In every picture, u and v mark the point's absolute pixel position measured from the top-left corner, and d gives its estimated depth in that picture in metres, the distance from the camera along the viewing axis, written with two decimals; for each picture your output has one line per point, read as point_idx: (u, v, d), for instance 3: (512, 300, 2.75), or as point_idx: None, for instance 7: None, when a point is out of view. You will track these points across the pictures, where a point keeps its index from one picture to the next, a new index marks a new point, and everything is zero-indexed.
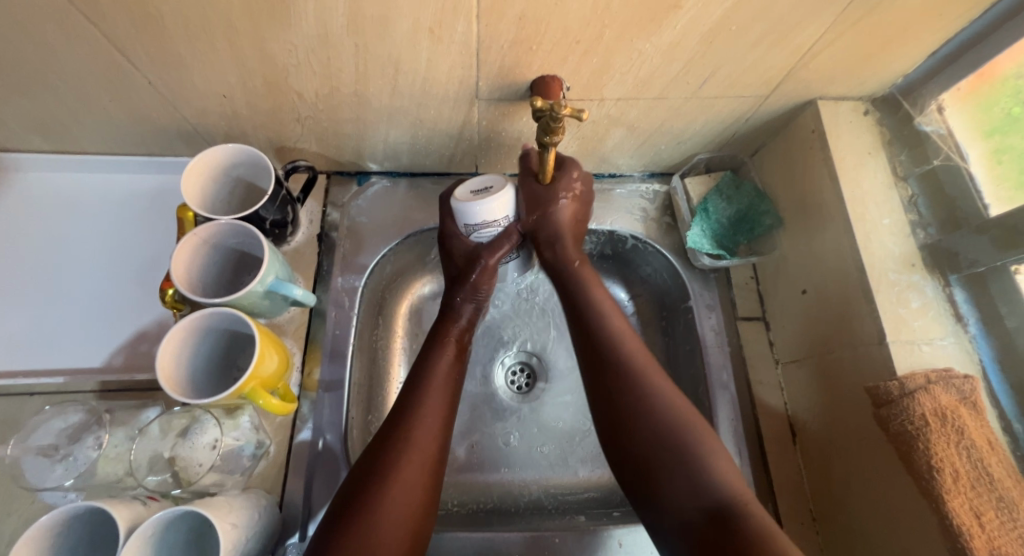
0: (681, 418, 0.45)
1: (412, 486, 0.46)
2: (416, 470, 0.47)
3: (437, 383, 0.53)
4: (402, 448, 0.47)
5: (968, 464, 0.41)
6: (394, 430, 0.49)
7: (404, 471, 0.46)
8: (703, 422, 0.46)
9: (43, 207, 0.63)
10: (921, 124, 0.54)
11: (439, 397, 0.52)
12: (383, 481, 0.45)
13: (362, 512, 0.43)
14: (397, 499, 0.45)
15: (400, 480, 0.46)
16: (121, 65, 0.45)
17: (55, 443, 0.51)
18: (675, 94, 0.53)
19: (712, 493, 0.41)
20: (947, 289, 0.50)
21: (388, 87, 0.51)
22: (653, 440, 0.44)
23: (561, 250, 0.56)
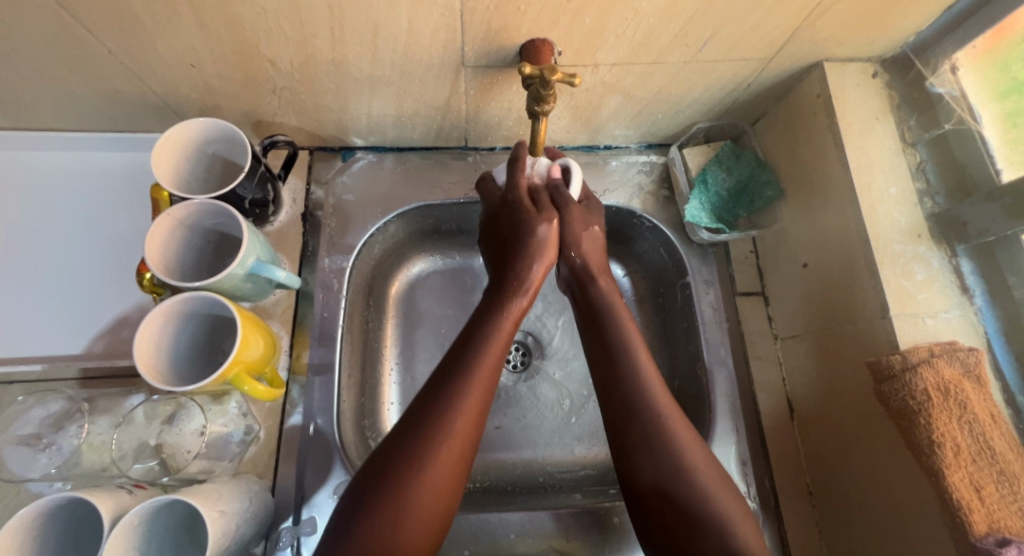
0: (669, 423, 0.46)
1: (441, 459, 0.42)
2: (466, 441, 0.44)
3: (493, 343, 0.48)
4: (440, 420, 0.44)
5: (969, 438, 0.40)
6: (440, 398, 0.45)
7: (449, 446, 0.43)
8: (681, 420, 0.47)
9: (9, 187, 0.60)
10: (933, 86, 0.51)
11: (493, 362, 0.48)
12: (407, 458, 0.41)
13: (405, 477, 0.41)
14: (437, 474, 0.42)
15: (447, 449, 0.43)
16: (77, 33, 0.42)
17: (38, 433, 0.50)
18: (672, 58, 0.50)
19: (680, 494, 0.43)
20: (953, 260, 0.48)
21: (367, 54, 0.47)
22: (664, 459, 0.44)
23: (605, 288, 0.55)
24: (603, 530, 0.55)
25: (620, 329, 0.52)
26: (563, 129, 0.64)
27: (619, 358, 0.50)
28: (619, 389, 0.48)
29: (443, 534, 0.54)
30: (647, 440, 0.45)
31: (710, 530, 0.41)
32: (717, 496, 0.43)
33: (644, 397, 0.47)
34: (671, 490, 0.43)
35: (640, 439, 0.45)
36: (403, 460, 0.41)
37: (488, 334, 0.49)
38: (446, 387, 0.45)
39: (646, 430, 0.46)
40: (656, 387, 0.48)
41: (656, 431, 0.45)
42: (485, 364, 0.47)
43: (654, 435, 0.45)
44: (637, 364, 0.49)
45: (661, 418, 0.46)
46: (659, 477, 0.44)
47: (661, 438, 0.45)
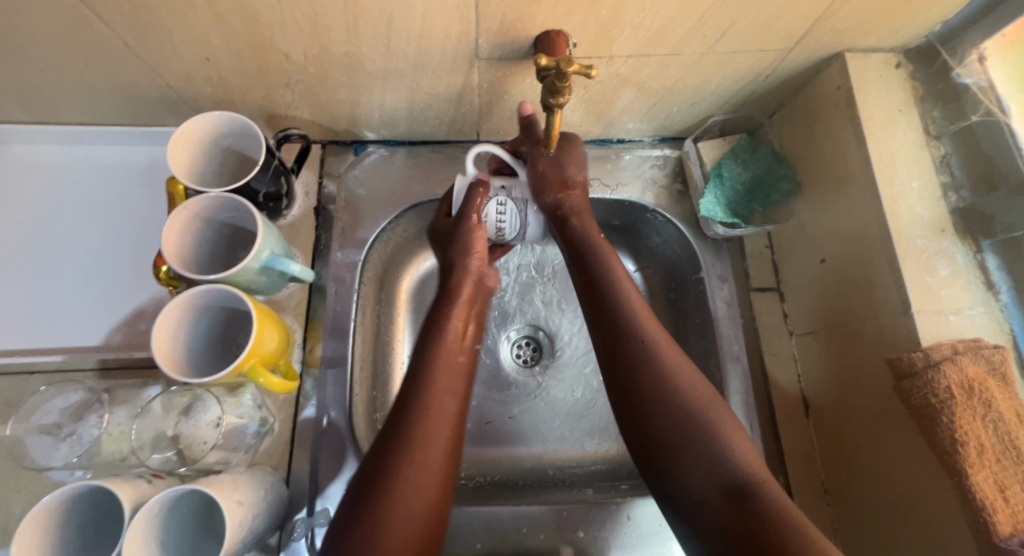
0: (665, 363, 0.46)
1: (419, 490, 0.42)
2: (433, 448, 0.44)
3: (442, 369, 0.48)
4: (405, 450, 0.43)
5: (994, 437, 0.39)
6: (397, 425, 0.44)
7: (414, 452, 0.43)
8: (680, 355, 0.47)
9: (28, 180, 0.61)
10: (959, 76, 0.50)
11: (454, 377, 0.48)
12: (379, 496, 0.40)
13: (375, 504, 0.40)
14: (408, 482, 0.41)
15: (412, 457, 0.43)
16: (95, 26, 0.42)
17: (59, 422, 0.51)
18: (690, 49, 0.49)
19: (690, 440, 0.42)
20: (978, 256, 0.47)
21: (381, 46, 0.47)
22: (666, 407, 0.44)
23: (581, 225, 0.55)
24: (615, 525, 0.55)
25: (610, 274, 0.52)
26: (576, 122, 0.63)
27: (608, 290, 0.51)
28: (615, 325, 0.49)
29: (455, 527, 0.54)
30: (661, 395, 0.44)
31: (704, 467, 0.41)
32: (725, 431, 0.42)
33: (644, 339, 0.47)
34: (683, 435, 0.42)
35: (649, 392, 0.45)
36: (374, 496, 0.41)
37: (438, 356, 0.49)
38: (402, 420, 0.45)
39: (651, 379, 0.45)
40: (655, 333, 0.48)
41: (664, 385, 0.45)
42: (441, 389, 0.47)
43: (659, 387, 0.45)
44: (629, 301, 0.50)
45: (665, 368, 0.45)
46: (673, 425, 0.43)
47: (668, 387, 0.44)
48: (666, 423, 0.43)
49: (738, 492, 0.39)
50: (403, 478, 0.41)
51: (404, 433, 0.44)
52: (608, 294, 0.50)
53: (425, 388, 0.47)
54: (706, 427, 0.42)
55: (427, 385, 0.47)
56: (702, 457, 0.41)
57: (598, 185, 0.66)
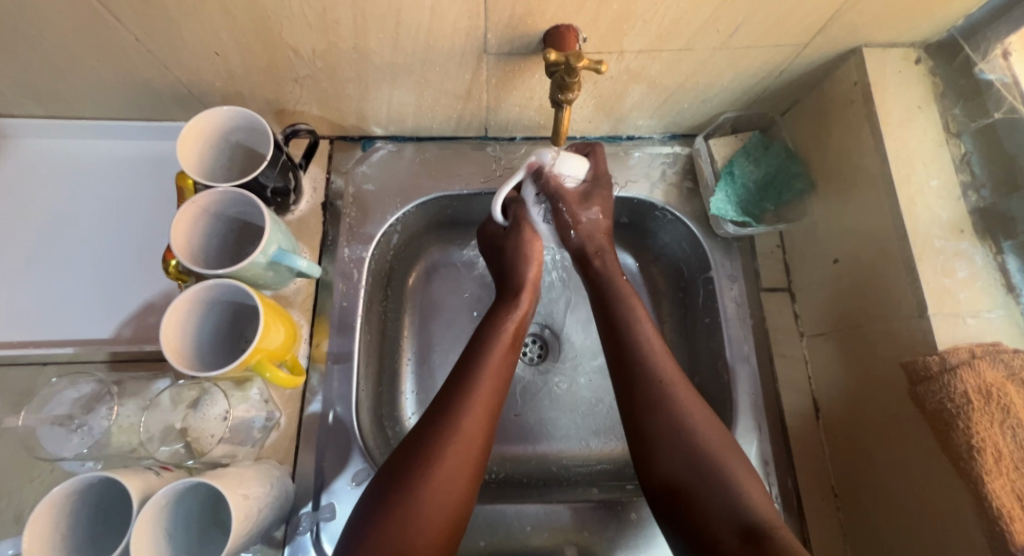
0: (677, 397, 0.48)
1: (442, 496, 0.43)
2: (458, 467, 0.45)
3: (485, 376, 0.50)
4: (435, 452, 0.45)
5: (1012, 445, 0.38)
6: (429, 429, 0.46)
7: (439, 467, 0.44)
8: (690, 390, 0.49)
9: (42, 174, 0.62)
10: (982, 72, 0.48)
11: (489, 391, 0.49)
12: (407, 490, 0.42)
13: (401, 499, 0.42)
14: (432, 497, 0.43)
15: (436, 474, 0.44)
16: (106, 21, 0.42)
17: (70, 413, 0.51)
18: (702, 45, 0.48)
19: (705, 479, 0.44)
20: (998, 257, 0.46)
21: (389, 41, 0.47)
22: (679, 446, 0.46)
23: (603, 266, 0.59)
24: (621, 526, 0.54)
25: (628, 315, 0.54)
26: (586, 119, 0.62)
27: (626, 332, 0.53)
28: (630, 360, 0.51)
29: None
30: (677, 434, 0.47)
31: (720, 508, 0.43)
32: (736, 474, 0.44)
33: (653, 369, 0.50)
34: (696, 468, 0.45)
35: (662, 426, 0.47)
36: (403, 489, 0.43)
37: (482, 363, 0.51)
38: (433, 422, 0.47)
39: (662, 419, 0.48)
40: (670, 374, 0.50)
41: (679, 424, 0.47)
42: (479, 397, 0.49)
43: (673, 426, 0.47)
44: (642, 333, 0.53)
45: (683, 416, 0.47)
46: (676, 469, 0.45)
47: (685, 428, 0.47)
48: (679, 462, 0.46)
49: (754, 536, 0.40)
50: (427, 491, 0.43)
51: (436, 436, 0.46)
52: (625, 326, 0.53)
53: (465, 396, 0.48)
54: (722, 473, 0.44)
55: (466, 393, 0.48)
56: (717, 499, 0.43)
57: None
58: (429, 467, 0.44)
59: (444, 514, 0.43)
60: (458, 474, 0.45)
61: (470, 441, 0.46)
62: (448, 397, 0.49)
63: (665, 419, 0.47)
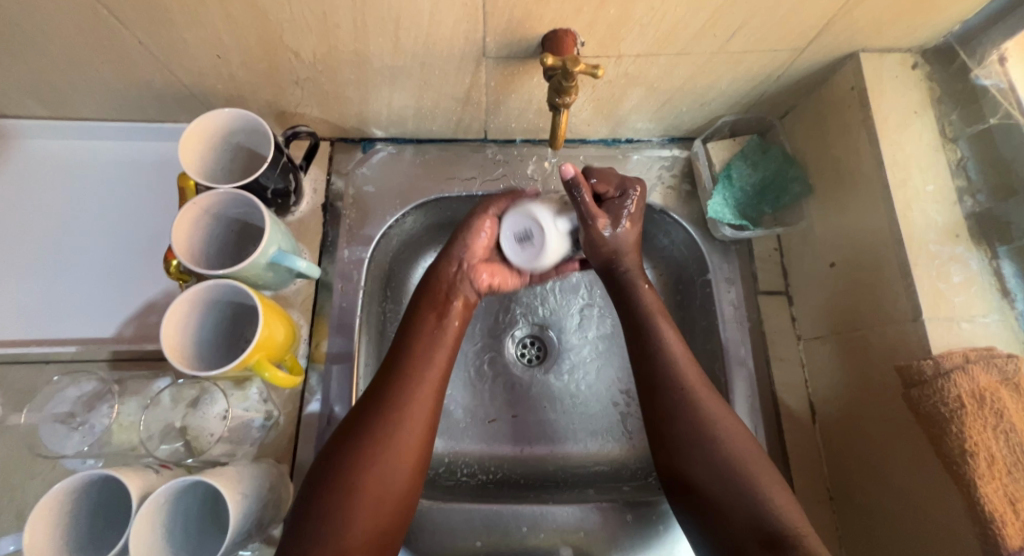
0: (691, 387, 0.48)
1: (384, 478, 0.44)
2: (398, 465, 0.45)
3: (427, 353, 0.50)
4: (374, 431, 0.45)
5: (1005, 449, 0.38)
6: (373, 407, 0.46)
7: (382, 443, 0.45)
8: (706, 388, 0.48)
9: (46, 174, 0.62)
10: (978, 77, 0.49)
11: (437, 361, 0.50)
12: (350, 469, 0.43)
13: (342, 484, 0.42)
14: (372, 479, 0.43)
15: (379, 451, 0.44)
16: (110, 24, 0.43)
17: (72, 411, 0.52)
18: (699, 49, 0.49)
19: (737, 489, 0.43)
20: (993, 262, 0.46)
21: (389, 45, 0.47)
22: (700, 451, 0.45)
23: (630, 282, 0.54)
24: (618, 526, 0.55)
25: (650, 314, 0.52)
26: (584, 122, 0.63)
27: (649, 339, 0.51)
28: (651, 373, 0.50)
29: (457, 525, 0.55)
30: (699, 434, 0.46)
31: (745, 513, 0.43)
32: (762, 482, 0.44)
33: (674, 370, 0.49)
34: (726, 483, 0.44)
35: (681, 423, 0.47)
36: (347, 467, 0.43)
37: (421, 338, 0.51)
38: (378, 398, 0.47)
39: (685, 426, 0.47)
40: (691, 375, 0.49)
41: (702, 431, 0.46)
42: (423, 373, 0.49)
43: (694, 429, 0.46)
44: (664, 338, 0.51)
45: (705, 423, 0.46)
46: (710, 473, 0.45)
47: (705, 435, 0.46)
48: (710, 467, 0.45)
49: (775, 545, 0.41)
50: (370, 474, 0.43)
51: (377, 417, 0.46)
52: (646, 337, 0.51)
53: (405, 375, 0.48)
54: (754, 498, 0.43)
55: (409, 372, 0.49)
56: (741, 513, 0.43)
57: None
58: (366, 451, 0.44)
59: (386, 496, 0.43)
60: (392, 471, 0.44)
61: (412, 427, 0.46)
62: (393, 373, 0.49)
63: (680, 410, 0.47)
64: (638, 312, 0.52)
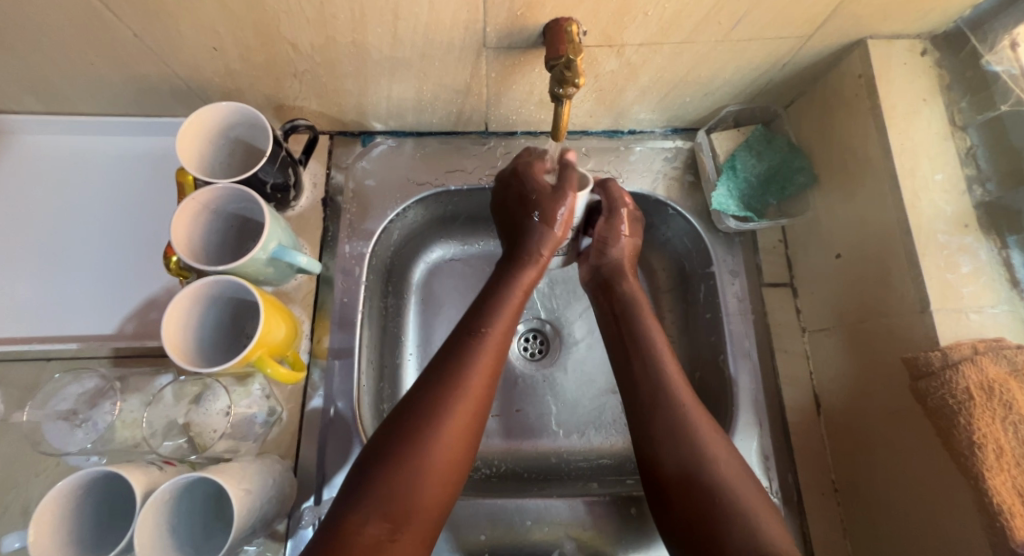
0: (683, 403, 0.49)
1: (446, 436, 0.45)
2: (461, 421, 0.46)
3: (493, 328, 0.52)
4: (440, 394, 0.46)
5: (1015, 442, 0.37)
6: (440, 377, 0.47)
7: (443, 422, 0.45)
8: (695, 404, 0.50)
9: (43, 170, 0.62)
10: (989, 64, 0.48)
11: (493, 347, 0.50)
12: (418, 427, 0.44)
13: (404, 446, 0.43)
14: (434, 443, 0.44)
15: (446, 430, 0.45)
16: (104, 17, 0.42)
17: (74, 409, 0.52)
18: (703, 37, 0.48)
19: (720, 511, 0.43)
20: (1003, 252, 0.46)
21: (388, 36, 0.46)
22: (686, 461, 0.46)
23: (629, 290, 0.59)
24: (623, 520, 0.55)
25: (646, 333, 0.55)
26: (586, 113, 0.62)
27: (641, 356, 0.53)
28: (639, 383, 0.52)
29: (460, 517, 0.55)
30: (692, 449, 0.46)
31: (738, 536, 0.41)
32: (752, 508, 0.43)
33: (660, 377, 0.51)
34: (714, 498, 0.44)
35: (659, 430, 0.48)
36: (411, 427, 0.44)
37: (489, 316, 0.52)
38: (445, 365, 0.48)
39: (677, 446, 0.47)
40: (679, 384, 0.51)
41: (690, 446, 0.46)
42: (488, 346, 0.50)
43: (679, 433, 0.47)
44: (657, 350, 0.53)
45: (697, 434, 0.47)
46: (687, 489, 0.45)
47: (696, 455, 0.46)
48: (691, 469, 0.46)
49: None
50: (430, 436, 0.44)
51: (442, 386, 0.47)
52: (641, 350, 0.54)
53: (470, 352, 0.49)
54: (734, 500, 0.43)
55: (471, 346, 0.50)
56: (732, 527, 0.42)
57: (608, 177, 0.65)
58: (429, 417, 0.45)
59: (445, 460, 0.44)
60: (457, 429, 0.45)
61: (474, 393, 0.47)
62: (454, 356, 0.49)
63: (664, 410, 0.49)
64: (634, 318, 0.56)
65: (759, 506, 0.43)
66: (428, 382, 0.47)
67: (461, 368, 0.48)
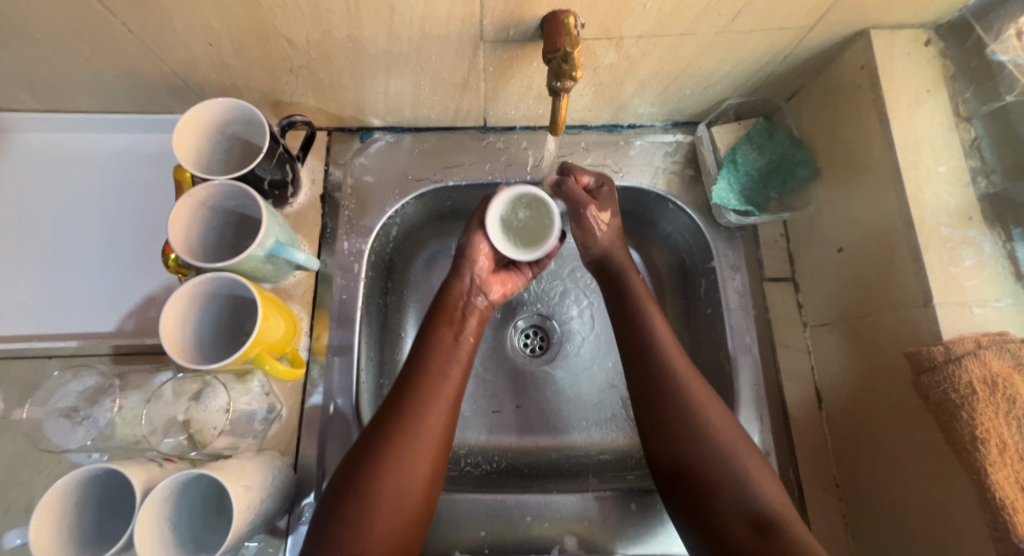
0: (682, 375, 0.50)
1: (403, 486, 0.44)
2: (417, 472, 0.45)
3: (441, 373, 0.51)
4: (393, 446, 0.45)
5: (1018, 436, 0.37)
6: (393, 426, 0.47)
7: (397, 474, 0.45)
8: (692, 371, 0.51)
9: (41, 168, 0.62)
10: (995, 53, 0.47)
11: (446, 394, 0.50)
12: (369, 483, 0.44)
13: (357, 502, 0.43)
14: (389, 496, 0.44)
15: (399, 482, 0.44)
16: (98, 13, 0.42)
17: (74, 406, 0.52)
18: (703, 29, 0.47)
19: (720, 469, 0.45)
20: (1008, 244, 0.45)
21: (384, 30, 0.46)
22: (684, 431, 0.47)
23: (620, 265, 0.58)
24: (623, 515, 0.55)
25: (642, 311, 0.54)
26: (585, 107, 0.61)
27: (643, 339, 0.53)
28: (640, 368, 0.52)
29: (460, 513, 0.55)
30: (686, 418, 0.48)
31: (732, 496, 0.44)
32: (748, 467, 0.45)
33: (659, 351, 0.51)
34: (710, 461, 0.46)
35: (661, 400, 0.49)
36: (362, 483, 0.44)
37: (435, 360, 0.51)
38: (397, 414, 0.48)
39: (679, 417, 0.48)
40: (676, 356, 0.51)
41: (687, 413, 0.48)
42: (440, 391, 0.49)
43: (683, 411, 0.48)
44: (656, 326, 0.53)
45: (698, 407, 0.48)
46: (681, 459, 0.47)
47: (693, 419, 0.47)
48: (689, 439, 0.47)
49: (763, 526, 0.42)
50: (385, 489, 0.44)
51: (394, 436, 0.46)
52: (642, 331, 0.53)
53: (425, 399, 0.49)
54: (729, 456, 0.46)
55: (426, 392, 0.49)
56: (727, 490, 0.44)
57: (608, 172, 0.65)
58: (381, 470, 0.44)
59: (401, 512, 0.44)
60: (411, 480, 0.45)
61: (430, 441, 0.47)
62: (406, 405, 0.48)
63: (666, 392, 0.49)
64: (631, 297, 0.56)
65: (754, 462, 0.46)
66: (379, 431, 0.47)
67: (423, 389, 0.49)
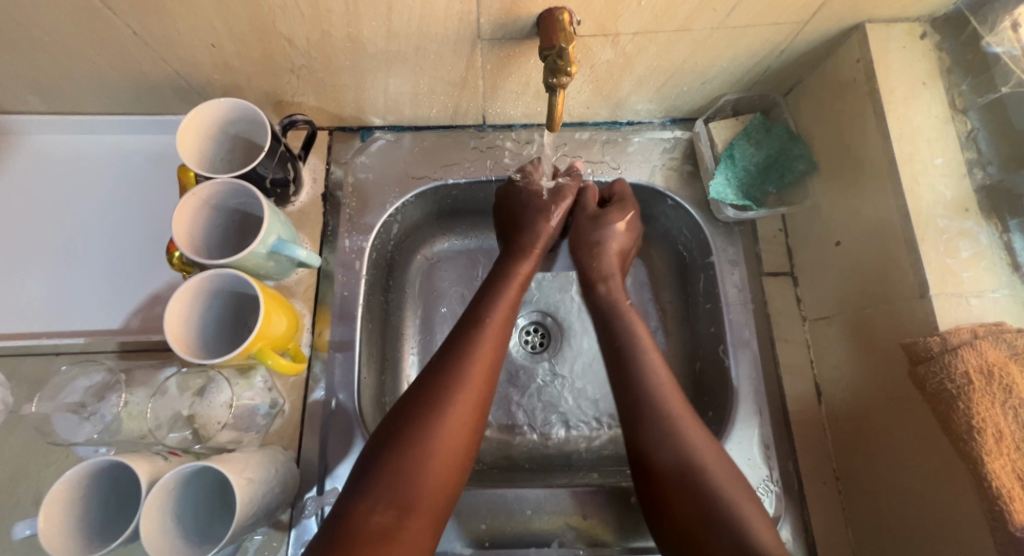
0: (665, 397, 0.50)
1: (450, 426, 0.46)
2: (464, 414, 0.47)
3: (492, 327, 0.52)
4: (443, 389, 0.47)
5: (1015, 426, 0.37)
6: (442, 371, 0.49)
7: (447, 416, 0.46)
8: (676, 394, 0.51)
9: (49, 169, 0.63)
10: (990, 45, 0.46)
11: (491, 345, 0.51)
12: (419, 422, 0.45)
13: (403, 445, 0.44)
14: (438, 436, 0.45)
15: (448, 423, 0.46)
16: (103, 16, 0.43)
17: (82, 401, 0.53)
18: (698, 25, 0.48)
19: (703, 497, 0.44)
20: (1004, 236, 0.45)
21: (382, 29, 0.47)
22: (667, 454, 0.47)
23: (607, 291, 0.60)
24: (623, 508, 0.55)
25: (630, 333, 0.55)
26: (582, 104, 0.62)
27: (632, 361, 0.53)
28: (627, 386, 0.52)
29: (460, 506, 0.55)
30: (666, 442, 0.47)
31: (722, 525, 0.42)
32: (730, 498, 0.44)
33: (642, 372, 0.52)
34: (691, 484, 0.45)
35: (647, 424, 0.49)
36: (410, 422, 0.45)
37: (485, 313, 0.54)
38: (446, 360, 0.49)
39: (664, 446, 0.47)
40: (664, 380, 0.52)
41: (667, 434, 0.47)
42: (484, 343, 0.51)
43: (661, 422, 0.48)
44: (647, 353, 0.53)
45: (676, 423, 0.48)
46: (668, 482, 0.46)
47: (674, 441, 0.47)
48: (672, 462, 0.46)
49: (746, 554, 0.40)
50: (431, 428, 0.45)
51: (444, 379, 0.48)
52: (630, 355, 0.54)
53: (469, 348, 0.50)
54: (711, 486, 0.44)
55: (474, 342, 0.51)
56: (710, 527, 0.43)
57: (606, 168, 0.66)
58: (428, 413, 0.45)
59: (450, 452, 0.45)
60: (461, 425, 0.46)
61: (475, 388, 0.48)
62: (456, 349, 0.50)
63: (649, 410, 0.49)
64: (618, 321, 0.57)
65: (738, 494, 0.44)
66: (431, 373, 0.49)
67: (456, 365, 0.49)
